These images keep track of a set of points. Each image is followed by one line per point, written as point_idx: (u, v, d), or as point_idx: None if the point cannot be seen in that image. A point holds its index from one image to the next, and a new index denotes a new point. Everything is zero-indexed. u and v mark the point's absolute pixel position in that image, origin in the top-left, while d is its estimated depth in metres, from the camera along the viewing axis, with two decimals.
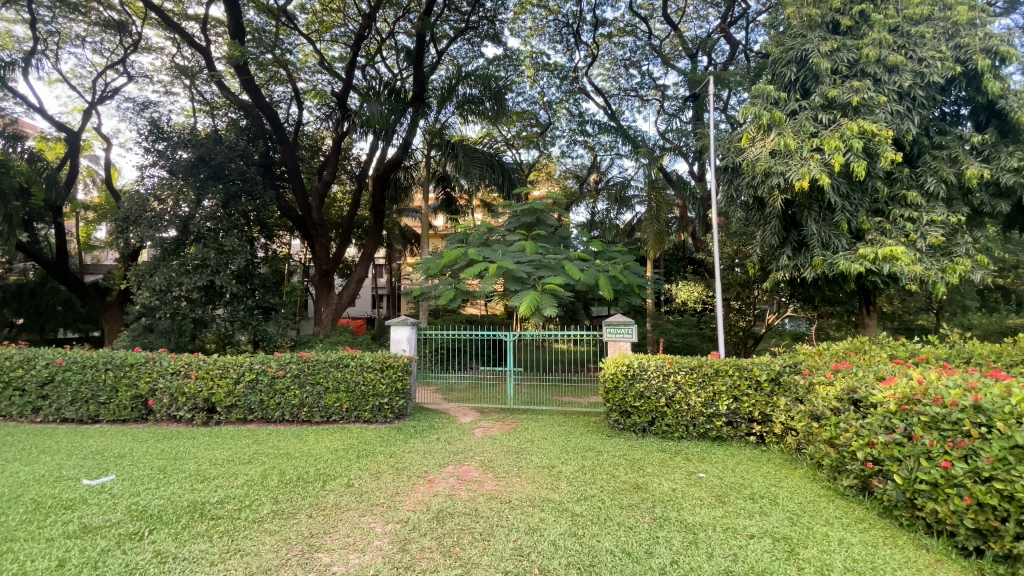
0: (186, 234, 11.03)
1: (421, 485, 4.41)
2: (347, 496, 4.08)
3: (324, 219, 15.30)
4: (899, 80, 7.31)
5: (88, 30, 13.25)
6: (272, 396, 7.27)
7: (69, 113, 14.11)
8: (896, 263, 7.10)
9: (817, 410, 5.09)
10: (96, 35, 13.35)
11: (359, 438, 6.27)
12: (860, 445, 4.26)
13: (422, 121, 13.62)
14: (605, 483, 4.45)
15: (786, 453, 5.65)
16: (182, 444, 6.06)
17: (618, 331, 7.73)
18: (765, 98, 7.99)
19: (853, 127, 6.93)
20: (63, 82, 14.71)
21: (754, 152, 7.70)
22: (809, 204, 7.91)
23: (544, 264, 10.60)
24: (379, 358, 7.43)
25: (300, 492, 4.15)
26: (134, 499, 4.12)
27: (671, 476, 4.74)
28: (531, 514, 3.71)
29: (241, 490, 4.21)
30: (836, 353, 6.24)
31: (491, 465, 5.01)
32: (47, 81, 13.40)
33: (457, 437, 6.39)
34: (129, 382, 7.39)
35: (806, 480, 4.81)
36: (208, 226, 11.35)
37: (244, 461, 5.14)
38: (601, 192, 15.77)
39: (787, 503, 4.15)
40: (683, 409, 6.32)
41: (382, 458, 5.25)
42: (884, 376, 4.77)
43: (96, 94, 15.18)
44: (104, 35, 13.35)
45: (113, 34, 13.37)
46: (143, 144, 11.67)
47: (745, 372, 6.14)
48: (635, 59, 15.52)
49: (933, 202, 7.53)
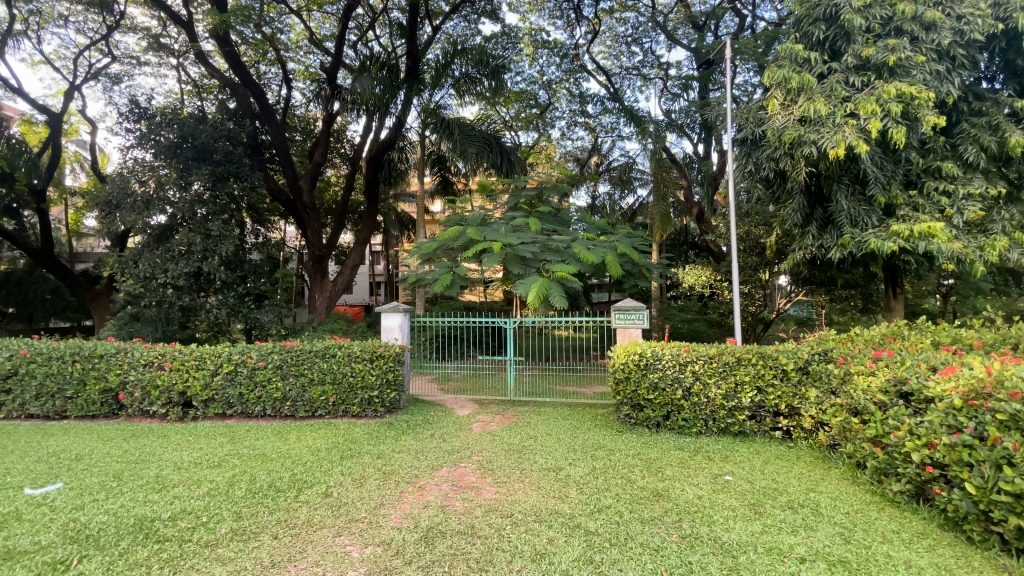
0: (174, 222, 10.57)
1: (410, 494, 3.82)
2: (321, 510, 3.48)
3: (315, 202, 14.69)
4: (937, 39, 6.60)
5: (70, 9, 12.55)
6: (252, 390, 6.68)
7: (52, 96, 13.40)
8: (933, 240, 6.49)
9: (856, 404, 4.58)
10: (79, 14, 12.68)
11: (345, 435, 5.69)
12: (915, 446, 3.74)
13: (416, 99, 12.89)
14: (621, 490, 3.87)
15: (817, 451, 5.13)
16: (151, 443, 5.50)
17: (628, 317, 7.09)
18: (793, 59, 7.20)
19: (891, 89, 6.23)
20: (43, 63, 14.01)
21: (779, 119, 6.98)
22: (839, 176, 7.21)
23: (548, 247, 10.02)
24: (367, 349, 6.81)
25: (267, 505, 3.55)
26: (76, 514, 3.56)
27: (694, 480, 4.18)
28: (538, 533, 3.13)
29: (201, 502, 3.63)
30: (871, 339, 5.66)
31: (490, 469, 4.43)
32: (30, 62, 12.77)
33: (453, 434, 5.81)
34: (98, 375, 6.84)
35: (846, 484, 4.27)
36: (200, 211, 10.84)
37: (212, 465, 4.56)
38: (603, 175, 15.44)
39: (832, 514, 3.59)
40: (701, 403, 5.73)
41: (368, 461, 4.69)
42: (939, 366, 4.24)
43: (78, 75, 14.50)
44: (87, 14, 12.66)
45: (96, 12, 12.66)
46: (123, 125, 11.04)
47: (769, 361, 5.58)
48: (636, 36, 14.88)
49: (971, 173, 6.95)
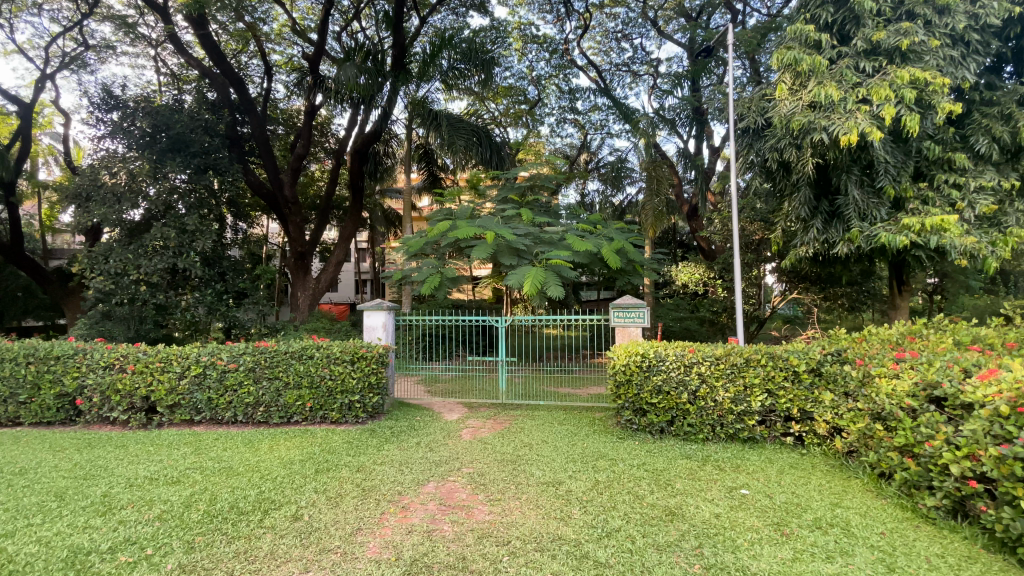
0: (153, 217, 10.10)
1: (391, 516, 3.37)
2: (288, 538, 3.02)
3: (297, 196, 14.11)
4: (951, 23, 6.33)
5: None
6: (222, 394, 6.17)
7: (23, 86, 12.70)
8: (945, 234, 6.20)
9: (880, 409, 4.21)
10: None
11: (322, 445, 5.22)
12: (954, 457, 3.37)
13: (403, 90, 12.33)
14: (629, 509, 3.47)
15: (832, 458, 4.78)
16: (107, 455, 4.97)
17: (627, 315, 6.69)
18: (802, 42, 6.82)
19: (905, 74, 5.91)
20: (13, 51, 13.29)
21: (787, 105, 6.62)
22: (848, 166, 6.85)
23: (542, 241, 9.60)
24: (348, 349, 6.32)
25: (225, 533, 3.07)
26: (2, 543, 3.06)
27: (708, 495, 3.79)
28: (540, 566, 2.72)
29: (149, 529, 3.15)
30: (887, 339, 5.32)
31: (483, 483, 4.00)
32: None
33: (441, 442, 5.38)
34: (53, 378, 6.27)
35: (871, 497, 3.91)
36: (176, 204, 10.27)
37: (169, 482, 4.06)
38: (592, 172, 15.12)
39: (866, 536, 3.21)
40: (708, 407, 5.34)
41: (346, 474, 4.23)
42: (973, 369, 3.88)
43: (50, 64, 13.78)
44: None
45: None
46: (92, 113, 10.40)
47: (780, 362, 5.20)
48: (626, 32, 14.56)
49: (982, 165, 6.72)
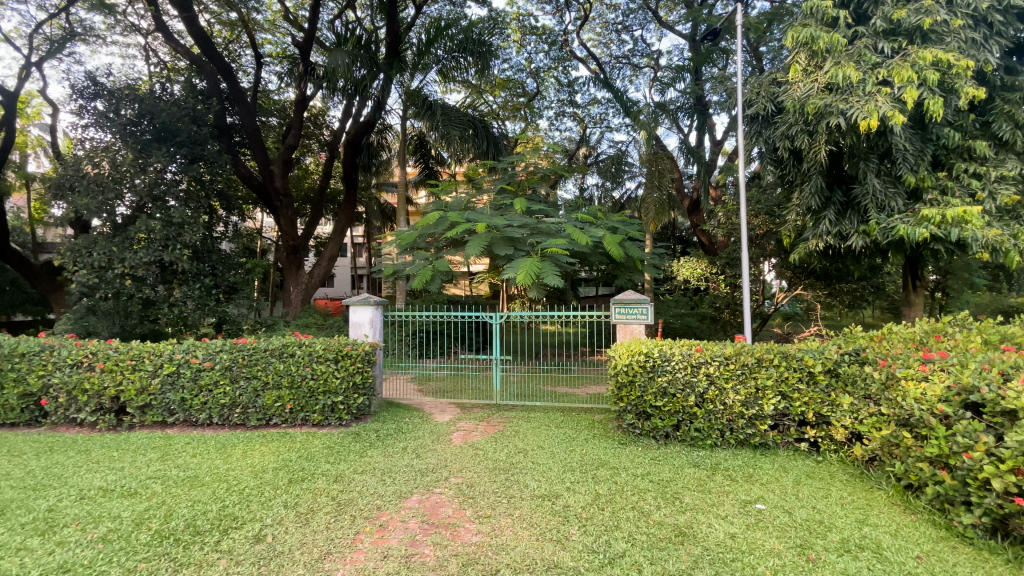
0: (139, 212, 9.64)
1: (367, 537, 3.00)
2: (244, 566, 2.64)
3: (288, 188, 13.62)
4: (975, 3, 5.95)
5: None
6: (196, 395, 5.78)
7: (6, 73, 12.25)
8: (966, 226, 5.83)
9: (907, 415, 3.84)
10: None
11: (301, 450, 4.84)
12: (995, 471, 3.01)
13: (398, 79, 11.86)
14: (634, 528, 3.10)
15: (851, 466, 4.42)
16: (66, 461, 4.58)
17: (629, 311, 6.32)
18: (817, 21, 6.42)
19: (928, 55, 5.54)
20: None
21: (801, 88, 6.24)
22: (865, 154, 6.46)
23: (539, 232, 9.21)
24: (332, 347, 5.93)
25: (174, 559, 2.70)
26: None
27: (721, 512, 3.41)
28: None
29: (88, 553, 2.77)
30: (909, 338, 4.94)
31: (472, 496, 3.63)
32: None
33: (429, 447, 5.01)
34: (17, 376, 5.87)
35: (899, 512, 3.55)
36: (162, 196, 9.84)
37: (126, 494, 3.68)
38: (591, 166, 14.72)
39: (901, 560, 2.85)
40: (716, 411, 4.97)
41: (322, 485, 3.86)
42: (1012, 371, 3.51)
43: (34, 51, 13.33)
44: None
45: None
46: (73, 101, 9.95)
47: (793, 362, 4.83)
48: (627, 23, 14.14)
49: (1003, 154, 6.37)
